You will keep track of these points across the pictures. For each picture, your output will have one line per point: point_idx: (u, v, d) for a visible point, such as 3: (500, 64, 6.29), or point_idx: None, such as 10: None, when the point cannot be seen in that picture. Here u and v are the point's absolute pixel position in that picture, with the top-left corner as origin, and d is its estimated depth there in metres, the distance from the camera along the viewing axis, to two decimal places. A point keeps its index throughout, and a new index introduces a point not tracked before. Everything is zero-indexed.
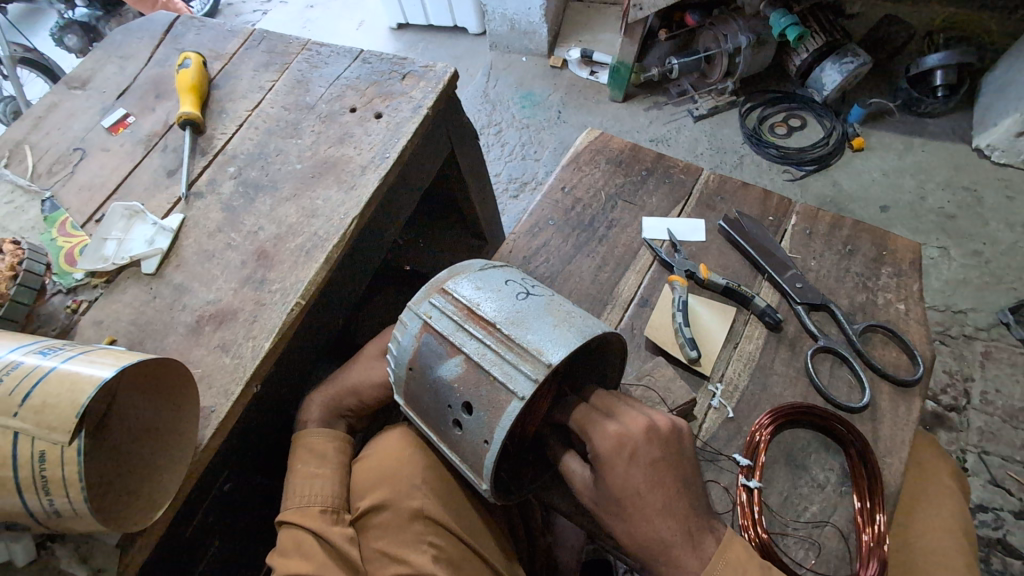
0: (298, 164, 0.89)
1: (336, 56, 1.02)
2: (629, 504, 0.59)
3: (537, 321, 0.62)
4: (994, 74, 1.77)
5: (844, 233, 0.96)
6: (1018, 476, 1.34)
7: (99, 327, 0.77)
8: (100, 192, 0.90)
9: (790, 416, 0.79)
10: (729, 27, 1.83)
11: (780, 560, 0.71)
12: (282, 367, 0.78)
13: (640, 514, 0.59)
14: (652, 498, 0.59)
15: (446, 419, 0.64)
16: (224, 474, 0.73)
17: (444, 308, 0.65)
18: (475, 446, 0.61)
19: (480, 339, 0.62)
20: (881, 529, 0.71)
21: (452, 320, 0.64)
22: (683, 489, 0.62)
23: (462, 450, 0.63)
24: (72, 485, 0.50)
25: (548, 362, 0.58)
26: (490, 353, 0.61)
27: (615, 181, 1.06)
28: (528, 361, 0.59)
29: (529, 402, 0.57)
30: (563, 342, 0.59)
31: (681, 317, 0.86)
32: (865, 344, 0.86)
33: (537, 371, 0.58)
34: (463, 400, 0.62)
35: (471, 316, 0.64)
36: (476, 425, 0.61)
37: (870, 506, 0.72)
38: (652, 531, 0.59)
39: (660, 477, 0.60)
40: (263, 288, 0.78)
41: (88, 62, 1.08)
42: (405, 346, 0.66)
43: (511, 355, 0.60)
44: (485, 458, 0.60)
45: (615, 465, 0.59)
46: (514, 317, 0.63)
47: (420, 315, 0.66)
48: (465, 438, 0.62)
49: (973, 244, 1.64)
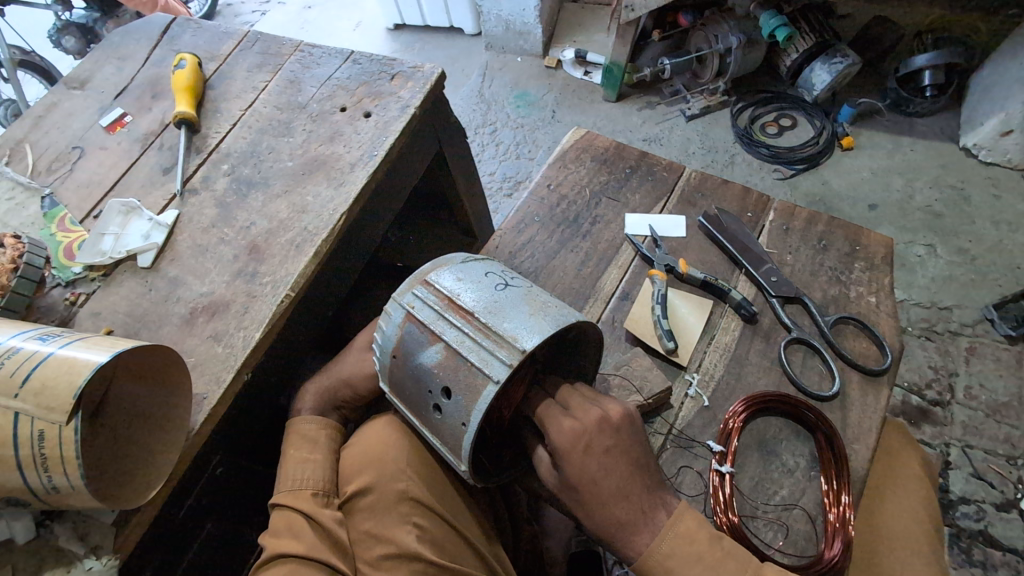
0: (290, 162, 0.92)
1: (328, 57, 1.05)
2: (586, 491, 0.63)
3: (513, 310, 0.65)
4: (981, 74, 1.80)
5: (820, 228, 0.99)
6: (1001, 469, 1.37)
7: (97, 318, 0.80)
8: (98, 190, 0.93)
9: (762, 404, 0.82)
10: (720, 27, 1.86)
11: (749, 541, 0.74)
12: (272, 357, 0.81)
13: (597, 500, 0.63)
14: (607, 485, 0.63)
15: (427, 404, 0.67)
16: (216, 459, 0.76)
17: (426, 298, 0.68)
18: (453, 429, 0.64)
19: (459, 328, 0.65)
20: (846, 510, 0.74)
21: (434, 310, 0.67)
22: (640, 473, 0.65)
23: (442, 433, 0.66)
24: (70, 462, 0.53)
25: (523, 348, 0.61)
26: (469, 340, 0.64)
27: (599, 179, 1.09)
28: (503, 347, 0.62)
29: (503, 386, 0.60)
30: (538, 329, 0.62)
31: (659, 309, 0.89)
32: (837, 336, 0.89)
33: (512, 357, 0.61)
34: (442, 385, 0.65)
35: (451, 306, 0.67)
36: (455, 409, 0.64)
37: (837, 487, 0.76)
38: (609, 515, 0.63)
39: (614, 466, 0.63)
40: (254, 281, 0.81)
41: (86, 63, 1.11)
42: (389, 336, 0.70)
43: (488, 342, 0.63)
44: (463, 439, 0.63)
45: (571, 457, 0.62)
46: (492, 307, 0.66)
47: (404, 305, 0.69)
48: (445, 422, 0.65)
49: (959, 241, 1.67)
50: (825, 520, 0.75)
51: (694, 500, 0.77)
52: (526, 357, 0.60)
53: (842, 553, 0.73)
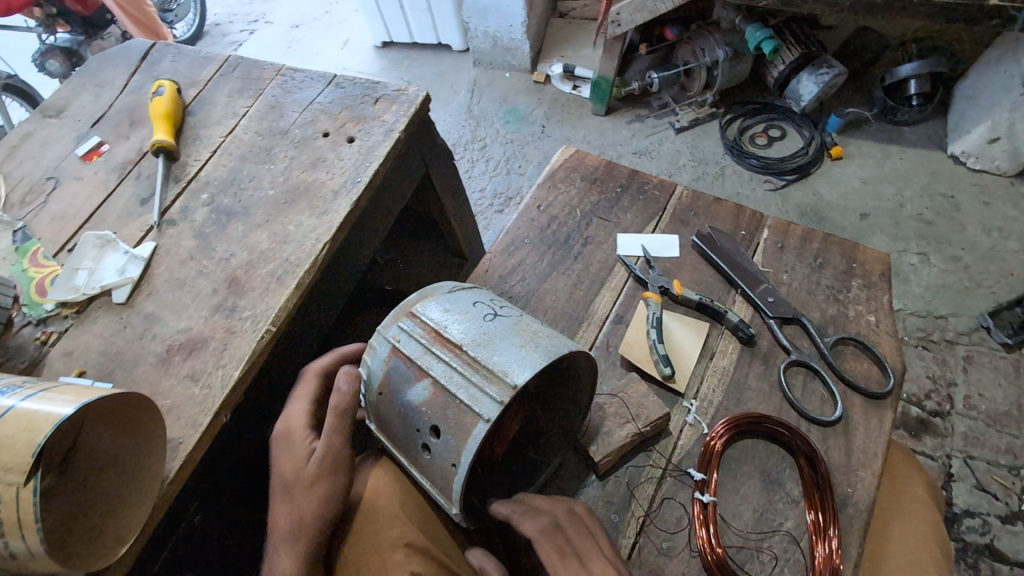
0: (271, 190, 0.90)
1: (310, 81, 1.03)
2: None
3: (503, 342, 0.62)
4: (965, 83, 1.80)
5: (815, 246, 0.97)
6: (1005, 480, 1.34)
7: (69, 358, 0.76)
8: (73, 222, 0.90)
9: (743, 426, 0.79)
10: (707, 41, 1.87)
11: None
12: (252, 396, 0.78)
13: None
14: None
15: (415, 444, 0.64)
16: (195, 506, 0.72)
17: (412, 331, 0.66)
18: (442, 469, 0.61)
19: (447, 362, 0.63)
20: (834, 540, 0.72)
21: (420, 344, 0.65)
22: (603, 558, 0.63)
23: (431, 474, 0.63)
24: (27, 526, 0.49)
25: (513, 383, 0.58)
26: (457, 376, 0.61)
27: (590, 199, 1.07)
28: (492, 382, 0.59)
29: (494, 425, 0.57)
30: (529, 362, 0.59)
31: (655, 334, 0.87)
32: (837, 357, 0.87)
33: (503, 393, 0.58)
34: (431, 423, 0.62)
35: (438, 339, 0.64)
36: (443, 449, 0.60)
37: (823, 517, 0.73)
38: None
39: None
40: (233, 315, 0.78)
41: (64, 90, 1.08)
42: (375, 371, 0.67)
43: (477, 378, 0.60)
44: (453, 481, 0.60)
45: None
46: (480, 339, 0.63)
47: (389, 339, 0.67)
48: (434, 462, 0.62)
49: (951, 249, 1.66)
50: (811, 557, 0.72)
51: (676, 536, 0.74)
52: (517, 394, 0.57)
53: None
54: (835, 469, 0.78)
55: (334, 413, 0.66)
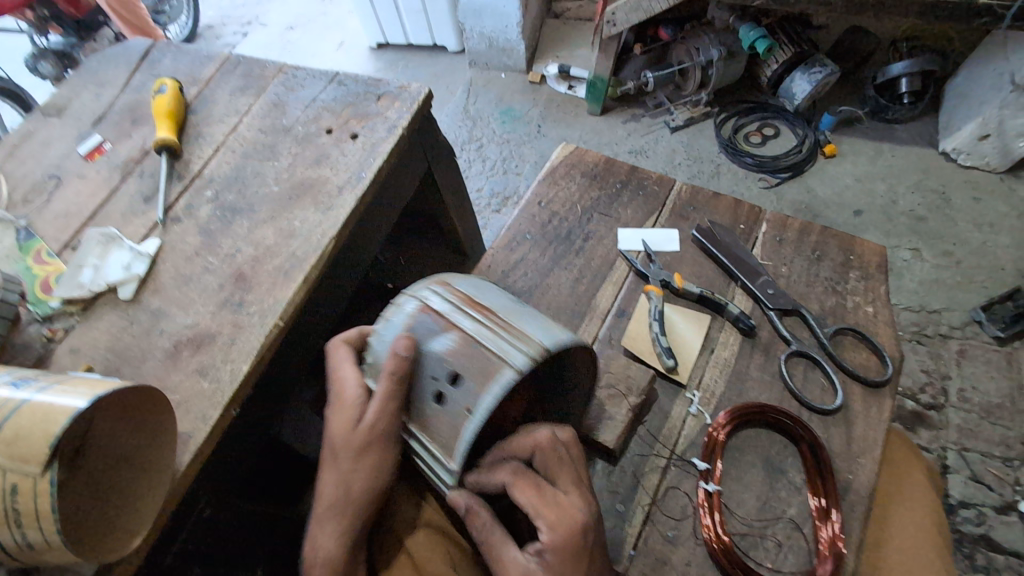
0: (275, 187, 0.90)
1: (312, 79, 1.04)
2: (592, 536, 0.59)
3: (529, 316, 0.68)
4: (954, 82, 1.84)
5: (813, 239, 0.99)
6: (999, 471, 1.36)
7: (76, 355, 0.76)
8: (76, 220, 0.90)
9: (745, 415, 0.81)
10: (701, 40, 1.88)
11: (743, 563, 0.72)
12: (259, 390, 0.78)
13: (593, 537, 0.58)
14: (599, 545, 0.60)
15: (427, 393, 0.66)
16: (204, 499, 0.72)
17: (442, 295, 0.71)
18: (455, 418, 0.63)
19: (476, 321, 0.66)
20: (837, 525, 0.73)
21: (452, 304, 0.69)
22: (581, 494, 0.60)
23: (439, 425, 0.64)
24: (45, 517, 0.49)
25: (543, 343, 0.62)
26: (486, 331, 0.65)
27: (590, 195, 1.08)
28: (519, 341, 0.63)
29: (524, 376, 0.59)
30: (555, 332, 0.65)
31: (657, 326, 0.88)
32: (836, 347, 0.88)
33: (532, 348, 0.62)
34: (452, 371, 0.64)
35: (469, 303, 0.69)
36: (462, 396, 0.63)
37: (826, 503, 0.74)
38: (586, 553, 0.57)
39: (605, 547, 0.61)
40: (240, 310, 0.78)
41: (64, 90, 1.08)
42: (399, 323, 0.70)
43: (506, 337, 0.64)
44: (465, 430, 0.61)
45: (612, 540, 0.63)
46: (508, 310, 0.69)
47: (419, 298, 0.71)
48: (446, 412, 0.63)
49: (943, 244, 1.69)
50: (816, 542, 0.73)
51: (681, 524, 0.75)
52: (547, 351, 0.62)
53: (834, 570, 0.70)
54: (837, 457, 0.79)
55: (389, 378, 0.64)
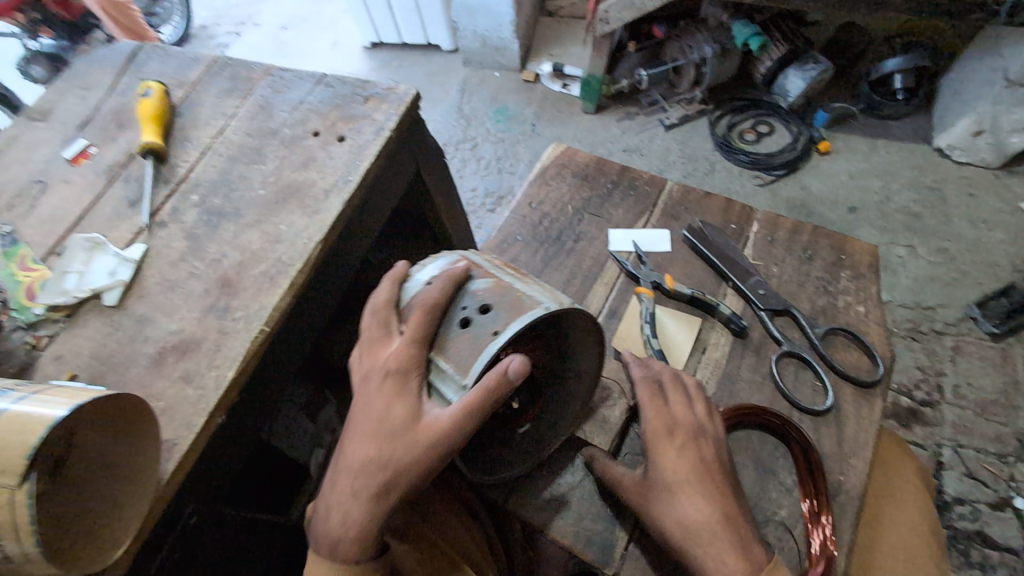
0: (261, 190, 0.89)
1: (299, 81, 1.03)
2: (683, 439, 0.69)
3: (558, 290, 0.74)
4: (950, 76, 1.82)
5: (804, 238, 0.99)
6: (994, 467, 1.36)
7: (59, 362, 0.76)
8: (61, 225, 0.89)
9: (736, 417, 0.80)
10: (694, 38, 1.89)
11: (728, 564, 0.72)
12: (247, 396, 0.77)
13: (683, 439, 0.69)
14: (695, 451, 0.68)
15: (453, 319, 0.69)
16: (189, 507, 0.71)
17: (482, 256, 0.78)
18: (478, 340, 0.66)
19: (512, 276, 0.73)
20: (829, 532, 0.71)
21: (490, 262, 0.76)
22: (658, 408, 0.72)
23: (459, 347, 0.67)
24: (23, 529, 0.49)
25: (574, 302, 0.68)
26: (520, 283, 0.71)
27: (581, 196, 1.07)
28: (552, 294, 0.69)
29: (554, 311, 0.64)
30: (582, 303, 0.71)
31: (648, 328, 0.87)
32: (827, 347, 0.88)
33: (564, 300, 0.68)
34: (482, 303, 0.69)
35: (506, 267, 0.76)
36: (490, 321, 0.66)
37: (818, 507, 0.73)
38: (666, 449, 0.68)
39: (704, 466, 0.67)
40: (225, 316, 0.77)
41: (49, 94, 1.07)
42: (434, 268, 0.76)
43: (540, 289, 0.70)
44: (487, 348, 0.64)
45: (710, 464, 0.68)
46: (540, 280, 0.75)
47: (459, 253, 0.78)
48: (470, 335, 0.67)
49: (938, 241, 1.68)
50: (807, 546, 0.72)
51: None
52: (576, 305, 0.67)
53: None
54: (828, 458, 0.78)
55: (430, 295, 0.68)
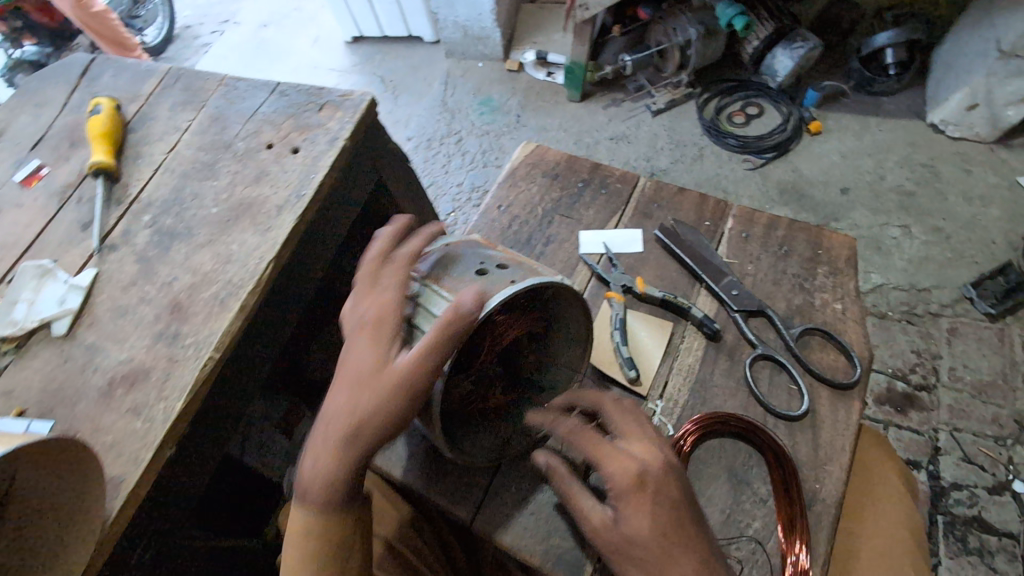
0: (214, 209, 0.87)
1: (253, 90, 0.99)
2: (655, 491, 0.58)
3: None
4: (943, 49, 1.77)
5: (780, 233, 0.95)
6: (990, 451, 1.33)
7: (8, 397, 0.73)
8: (12, 251, 0.87)
9: (710, 425, 0.77)
10: (678, 20, 1.82)
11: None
12: (203, 424, 0.75)
13: (655, 491, 0.58)
14: (670, 503, 0.58)
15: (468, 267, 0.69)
16: (143, 543, 0.69)
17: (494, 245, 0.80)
18: (494, 284, 0.65)
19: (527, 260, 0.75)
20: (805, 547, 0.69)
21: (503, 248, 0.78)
22: (617, 459, 0.59)
23: (471, 287, 0.65)
24: None
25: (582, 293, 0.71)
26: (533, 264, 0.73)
27: (551, 196, 1.04)
28: None
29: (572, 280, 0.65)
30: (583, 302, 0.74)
31: (619, 335, 0.84)
32: (803, 348, 0.85)
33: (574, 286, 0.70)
34: (499, 262, 0.69)
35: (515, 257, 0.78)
36: (509, 274, 0.67)
37: (794, 521, 0.71)
38: (641, 506, 0.57)
39: (681, 518, 0.58)
40: (176, 343, 0.75)
41: (2, 113, 1.04)
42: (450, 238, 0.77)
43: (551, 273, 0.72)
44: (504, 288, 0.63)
45: (685, 511, 0.58)
46: None
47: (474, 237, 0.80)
48: (486, 281, 0.66)
49: (932, 220, 1.64)
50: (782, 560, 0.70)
51: None
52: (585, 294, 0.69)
53: None
54: (804, 465, 0.76)
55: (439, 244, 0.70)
